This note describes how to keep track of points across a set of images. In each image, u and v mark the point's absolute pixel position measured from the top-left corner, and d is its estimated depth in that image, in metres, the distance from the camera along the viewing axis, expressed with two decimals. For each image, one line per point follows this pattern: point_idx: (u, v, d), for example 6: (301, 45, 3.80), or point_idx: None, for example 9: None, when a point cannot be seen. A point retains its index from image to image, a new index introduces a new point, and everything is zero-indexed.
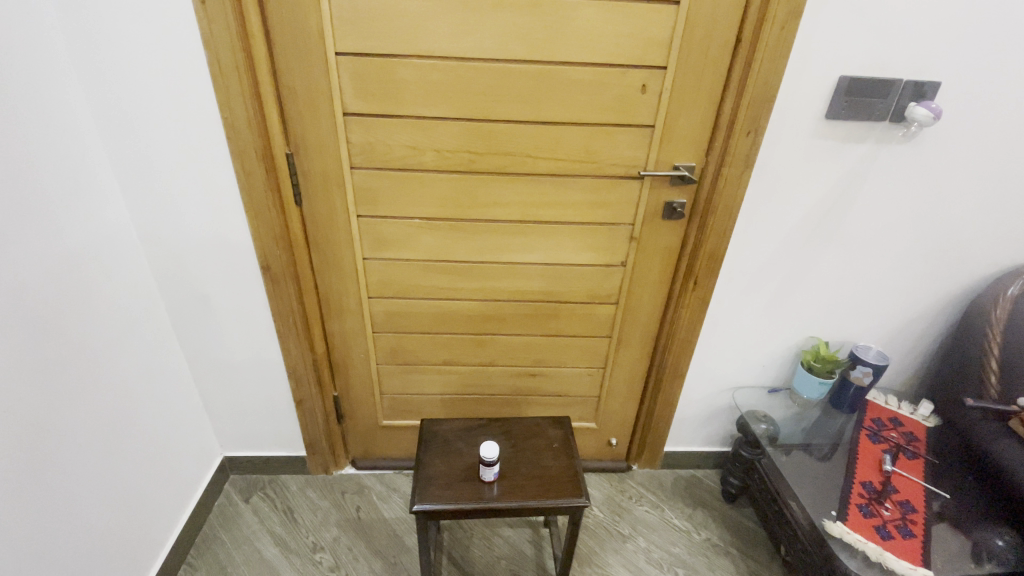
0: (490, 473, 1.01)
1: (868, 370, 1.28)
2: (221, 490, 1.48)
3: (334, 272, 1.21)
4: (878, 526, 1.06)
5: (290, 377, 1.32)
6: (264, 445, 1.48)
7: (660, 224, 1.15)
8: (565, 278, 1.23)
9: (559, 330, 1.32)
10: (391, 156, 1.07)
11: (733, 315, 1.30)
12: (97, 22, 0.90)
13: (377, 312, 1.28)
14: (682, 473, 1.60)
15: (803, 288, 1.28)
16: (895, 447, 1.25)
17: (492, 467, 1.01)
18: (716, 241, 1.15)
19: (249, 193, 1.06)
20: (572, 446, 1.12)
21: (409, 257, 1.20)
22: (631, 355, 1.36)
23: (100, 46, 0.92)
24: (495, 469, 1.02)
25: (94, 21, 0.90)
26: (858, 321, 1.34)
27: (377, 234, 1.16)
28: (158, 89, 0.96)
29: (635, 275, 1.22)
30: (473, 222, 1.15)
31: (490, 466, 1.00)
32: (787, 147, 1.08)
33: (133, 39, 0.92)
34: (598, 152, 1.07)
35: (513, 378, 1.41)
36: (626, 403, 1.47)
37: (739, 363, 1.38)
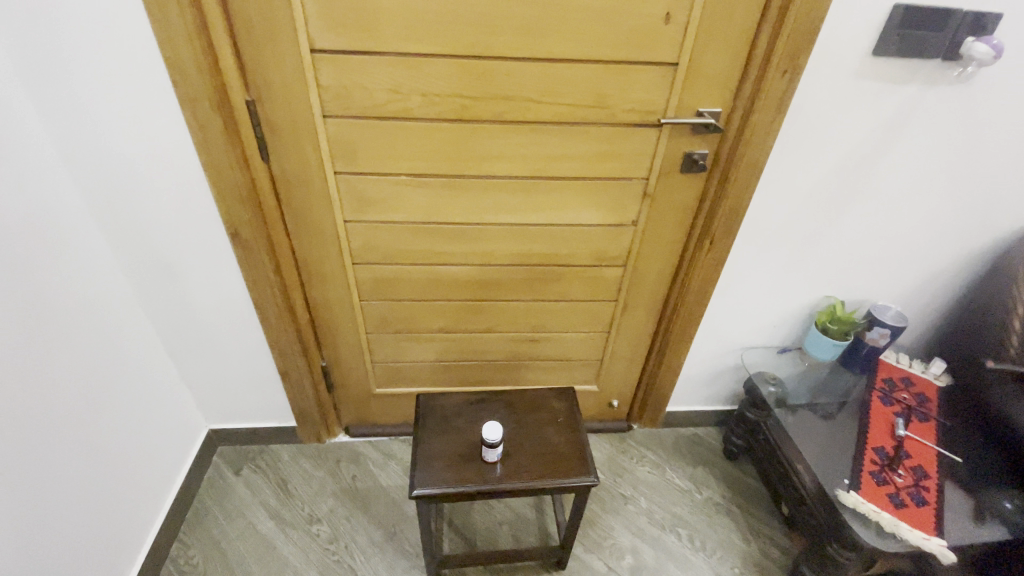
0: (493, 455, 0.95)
1: (885, 332, 1.22)
2: (210, 462, 1.43)
3: (312, 236, 1.08)
4: (891, 494, 1.03)
5: (272, 348, 1.23)
6: (252, 416, 1.42)
7: (677, 179, 1.03)
8: (569, 239, 1.12)
9: (562, 294, 1.22)
10: (369, 103, 0.92)
11: (748, 276, 1.22)
12: None
13: (363, 279, 1.17)
14: (684, 432, 1.57)
15: (824, 246, 1.19)
16: (907, 410, 1.21)
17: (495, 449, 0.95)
18: (737, 197, 1.04)
19: (206, 148, 0.91)
20: (577, 420, 1.05)
21: (397, 219, 1.07)
22: (637, 319, 1.28)
23: None
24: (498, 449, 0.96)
25: None
26: (879, 280, 1.26)
27: (359, 193, 1.03)
28: (81, 21, 0.79)
29: (647, 235, 1.11)
30: (467, 178, 1.02)
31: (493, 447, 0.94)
32: (825, 90, 0.95)
33: None
34: (611, 96, 0.93)
35: (513, 344, 1.33)
36: (630, 366, 1.41)
37: (749, 325, 1.31)
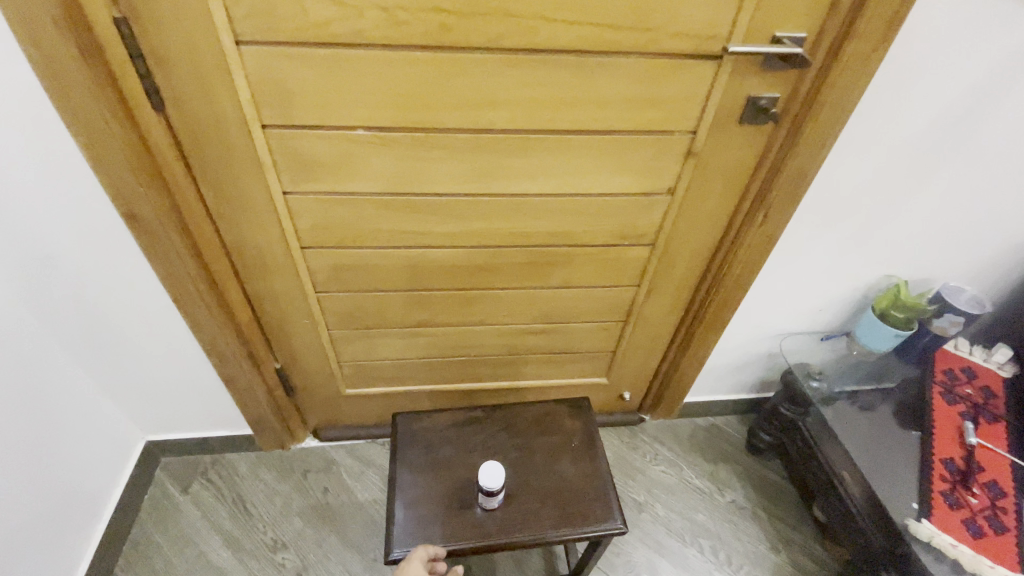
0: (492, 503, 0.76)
1: (957, 320, 1.02)
2: (152, 478, 1.20)
3: (242, 212, 0.81)
4: (967, 520, 0.87)
5: (209, 353, 0.98)
6: (198, 425, 1.18)
7: (733, 133, 0.77)
8: (584, 213, 0.86)
9: (571, 280, 0.99)
10: (302, 21, 0.62)
11: (799, 254, 0.99)
12: None
13: (318, 266, 0.90)
14: (700, 421, 1.39)
15: (896, 218, 0.96)
16: (973, 410, 1.03)
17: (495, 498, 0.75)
18: (807, 158, 0.79)
19: (62, 91, 0.62)
20: (596, 445, 0.85)
21: (356, 190, 0.80)
22: (661, 306, 1.06)
23: None
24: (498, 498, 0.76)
25: None
26: (955, 256, 1.04)
27: (301, 154, 0.75)
28: None
29: (684, 206, 0.86)
30: (449, 133, 0.74)
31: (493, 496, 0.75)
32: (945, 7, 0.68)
33: None
34: (656, 12, 0.64)
35: (510, 336, 1.10)
36: (647, 357, 1.20)
37: (790, 309, 1.10)
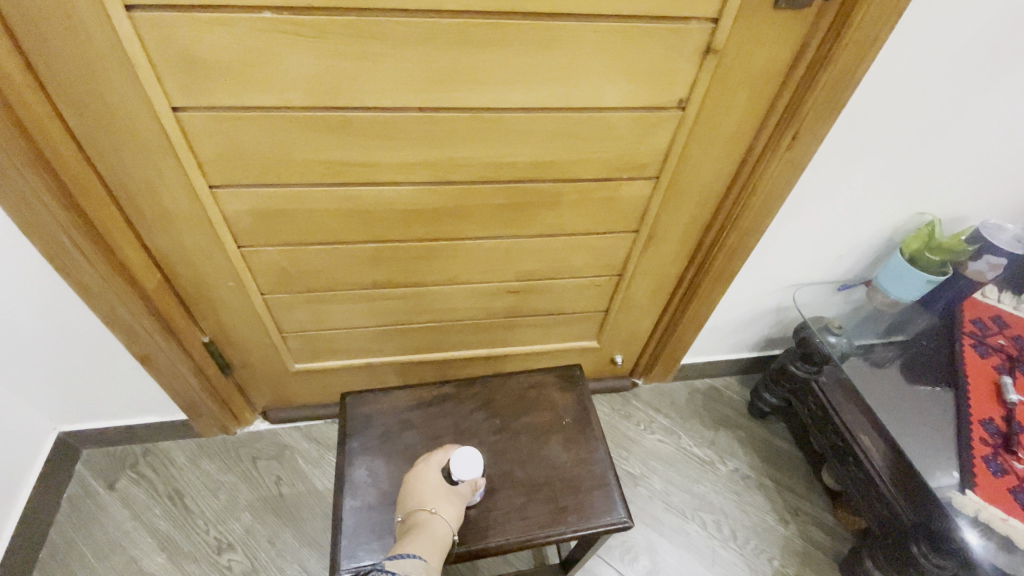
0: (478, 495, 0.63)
1: (997, 263, 0.88)
2: (70, 475, 1.02)
3: (121, 136, 0.60)
4: (1016, 489, 0.76)
5: (111, 327, 0.78)
6: (119, 413, 1.00)
7: (764, 24, 0.59)
8: (574, 137, 0.69)
9: (556, 225, 0.82)
10: None
11: (827, 186, 0.83)
12: None
13: (238, 213, 0.71)
14: (697, 385, 1.27)
15: (942, 144, 0.80)
16: (1008, 362, 0.92)
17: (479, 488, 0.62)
18: (855, 56, 0.62)
19: None
20: (591, 421, 0.72)
21: (273, 103, 0.60)
22: (663, 256, 0.90)
23: None
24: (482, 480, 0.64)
25: None
26: (998, 190, 0.90)
27: (189, 51, 0.54)
28: None
29: (696, 128, 0.69)
30: (393, 19, 0.54)
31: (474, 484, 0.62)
32: None
33: None
34: None
35: (485, 296, 0.93)
36: (642, 317, 1.05)
37: (807, 256, 0.96)
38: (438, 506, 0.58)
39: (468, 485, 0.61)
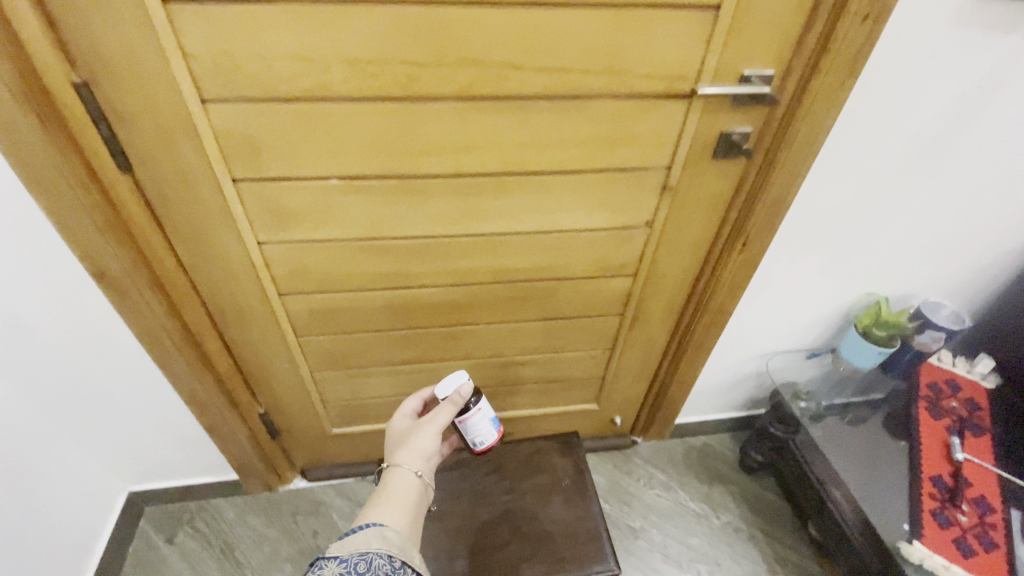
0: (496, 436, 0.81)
1: (939, 336, 1.04)
2: (135, 530, 1.16)
3: (216, 263, 0.79)
4: (958, 540, 0.87)
5: (188, 403, 0.95)
6: (181, 474, 1.15)
7: (708, 167, 0.77)
8: (565, 248, 0.86)
9: (555, 312, 0.98)
10: (268, 76, 0.61)
11: (782, 276, 0.99)
12: None
13: (297, 311, 0.89)
14: (692, 441, 1.38)
15: (875, 239, 0.96)
16: (959, 423, 1.04)
17: (487, 431, 0.79)
18: (783, 187, 0.79)
19: (23, 163, 0.61)
20: (586, 483, 0.86)
21: (335, 235, 0.79)
22: (648, 333, 1.05)
23: None
24: (485, 400, 0.78)
25: None
26: (935, 272, 1.04)
27: (274, 205, 0.74)
28: None
29: (664, 238, 0.86)
30: (424, 178, 0.73)
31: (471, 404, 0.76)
32: (908, 39, 0.70)
33: None
34: (623, 56, 0.64)
35: (496, 369, 1.09)
36: (635, 382, 1.19)
37: (776, 329, 1.11)
38: (401, 450, 0.72)
39: (432, 419, 0.74)
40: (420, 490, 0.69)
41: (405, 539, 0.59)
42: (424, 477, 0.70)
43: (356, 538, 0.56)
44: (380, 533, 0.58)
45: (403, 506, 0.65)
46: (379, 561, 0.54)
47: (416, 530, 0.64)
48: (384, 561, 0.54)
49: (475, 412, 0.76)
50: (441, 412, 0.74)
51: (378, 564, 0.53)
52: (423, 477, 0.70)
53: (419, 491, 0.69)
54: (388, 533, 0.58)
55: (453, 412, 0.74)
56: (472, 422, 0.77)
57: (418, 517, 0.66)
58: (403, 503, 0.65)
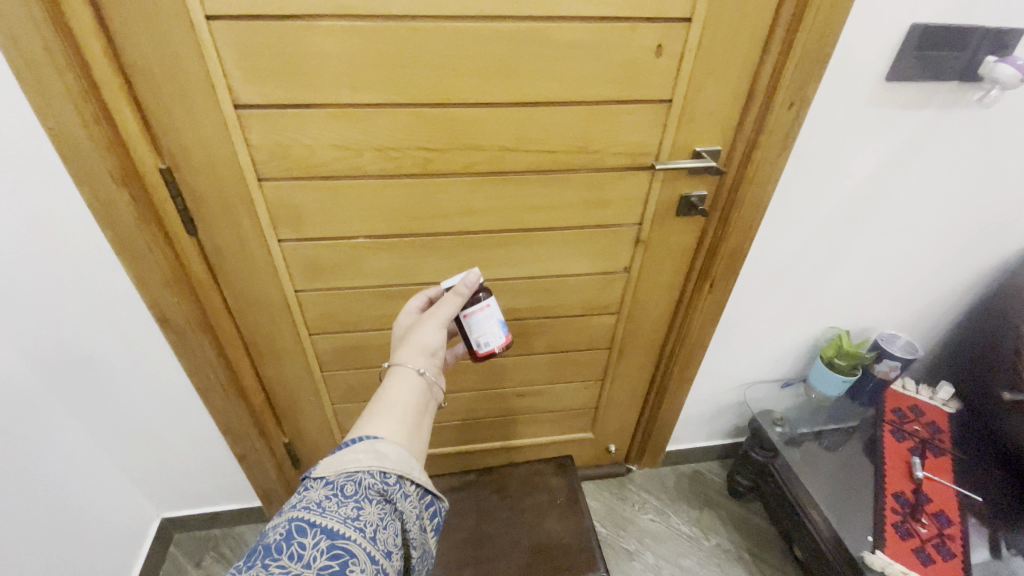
0: (502, 341, 0.77)
1: (895, 364, 1.16)
2: (165, 555, 1.26)
3: (258, 309, 0.93)
4: (918, 549, 0.98)
5: (224, 433, 1.07)
6: (210, 501, 1.25)
7: (673, 223, 0.92)
8: (556, 291, 1.00)
9: (549, 347, 1.11)
10: (312, 160, 0.77)
11: (751, 313, 1.12)
12: None
13: (324, 349, 1.02)
14: (684, 468, 1.48)
15: (831, 281, 1.09)
16: (921, 445, 1.14)
17: (493, 331, 0.76)
18: (739, 239, 0.93)
19: (116, 232, 0.76)
20: (579, 499, 0.97)
21: (360, 284, 0.93)
22: (634, 365, 1.18)
23: None
24: (493, 297, 0.76)
25: None
26: (888, 308, 1.17)
27: (311, 260, 0.88)
28: None
29: (641, 281, 1.00)
30: (436, 236, 0.88)
31: (478, 300, 0.75)
32: (834, 120, 0.83)
33: None
34: (595, 138, 0.81)
35: (498, 399, 1.21)
36: (626, 412, 1.30)
37: (750, 361, 1.23)
38: (405, 347, 0.71)
39: (436, 312, 0.73)
40: (423, 391, 0.67)
41: (402, 453, 0.57)
42: (427, 375, 0.69)
43: (348, 455, 0.54)
44: (375, 449, 0.55)
45: (403, 411, 0.63)
46: (371, 480, 0.53)
47: (416, 435, 0.62)
48: (376, 480, 0.53)
49: (482, 308, 0.75)
50: (445, 304, 0.73)
51: (370, 483, 0.52)
52: (426, 375, 0.68)
53: (421, 394, 0.67)
54: (384, 448, 0.56)
55: (459, 303, 0.73)
56: (478, 320, 0.75)
57: (420, 422, 0.64)
58: (403, 409, 0.63)
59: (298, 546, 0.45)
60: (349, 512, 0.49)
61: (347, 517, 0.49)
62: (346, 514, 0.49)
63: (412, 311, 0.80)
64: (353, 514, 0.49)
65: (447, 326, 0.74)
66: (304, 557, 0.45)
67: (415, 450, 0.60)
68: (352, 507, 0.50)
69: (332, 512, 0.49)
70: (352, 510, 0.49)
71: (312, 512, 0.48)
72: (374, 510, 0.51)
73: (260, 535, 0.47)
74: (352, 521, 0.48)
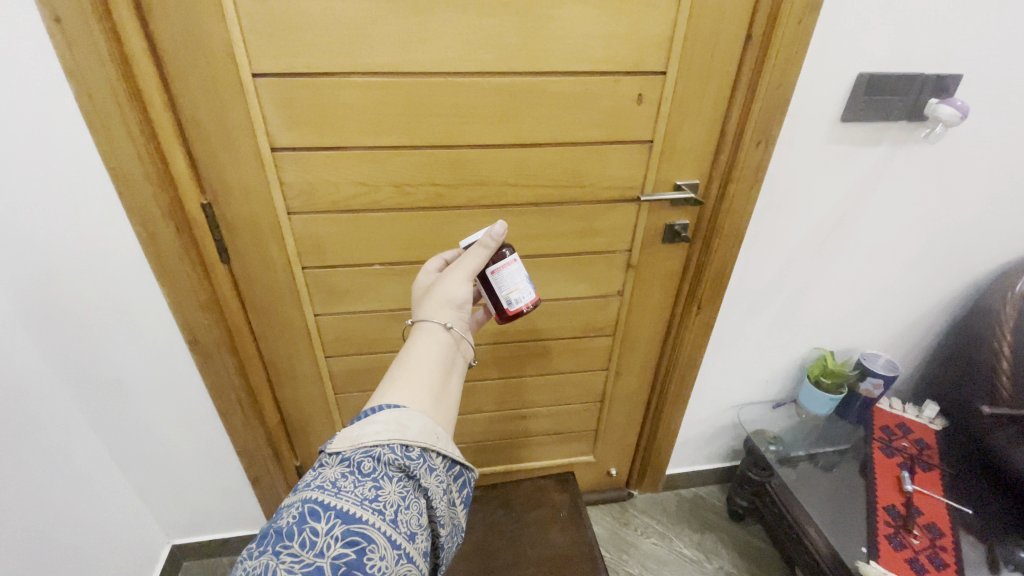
0: (531, 297, 0.77)
1: (878, 382, 1.22)
2: None
3: (280, 332, 1.00)
4: (911, 558, 1.01)
5: (240, 454, 1.12)
6: (220, 527, 1.28)
7: (660, 249, 1.01)
8: (555, 314, 1.08)
9: (550, 368, 1.18)
10: (337, 196, 0.87)
11: (737, 335, 1.19)
12: None
13: (338, 371, 1.09)
14: (684, 493, 1.50)
15: (811, 303, 1.17)
16: (909, 460, 1.20)
17: (522, 286, 0.75)
18: (722, 263, 1.01)
19: (160, 260, 0.84)
20: (580, 511, 1.03)
21: (375, 308, 1.01)
22: (631, 386, 1.24)
23: None
24: (516, 255, 0.75)
25: None
26: (867, 329, 1.24)
27: (330, 286, 0.96)
28: (25, 147, 0.72)
29: (634, 304, 1.09)
30: None
31: (502, 256, 0.74)
32: (799, 156, 0.93)
33: None
34: (587, 175, 0.91)
35: (502, 421, 1.26)
36: (625, 434, 1.35)
37: (741, 382, 1.29)
38: (431, 300, 0.70)
39: (463, 265, 0.72)
40: (450, 348, 0.67)
41: (425, 425, 0.57)
42: (454, 330, 0.68)
43: (369, 426, 0.56)
44: (397, 420, 0.56)
45: (429, 374, 0.63)
46: (389, 457, 0.54)
47: (444, 397, 0.62)
48: (395, 456, 0.54)
49: (509, 263, 0.74)
50: (472, 257, 0.72)
51: (388, 460, 0.54)
52: (454, 331, 0.68)
53: (448, 350, 0.67)
54: (406, 420, 0.56)
55: (486, 257, 0.72)
56: (507, 276, 0.74)
57: (447, 381, 0.65)
58: (429, 370, 0.63)
59: (313, 531, 0.47)
60: (366, 493, 0.50)
61: (363, 499, 0.50)
62: (362, 496, 0.50)
63: (434, 265, 0.79)
64: (370, 496, 0.50)
65: (473, 279, 0.73)
66: (319, 544, 0.46)
67: (441, 416, 0.60)
68: (369, 488, 0.51)
69: (349, 492, 0.50)
70: (369, 491, 0.51)
71: (328, 493, 0.50)
72: (392, 490, 0.52)
73: (277, 516, 0.49)
74: (369, 503, 0.50)
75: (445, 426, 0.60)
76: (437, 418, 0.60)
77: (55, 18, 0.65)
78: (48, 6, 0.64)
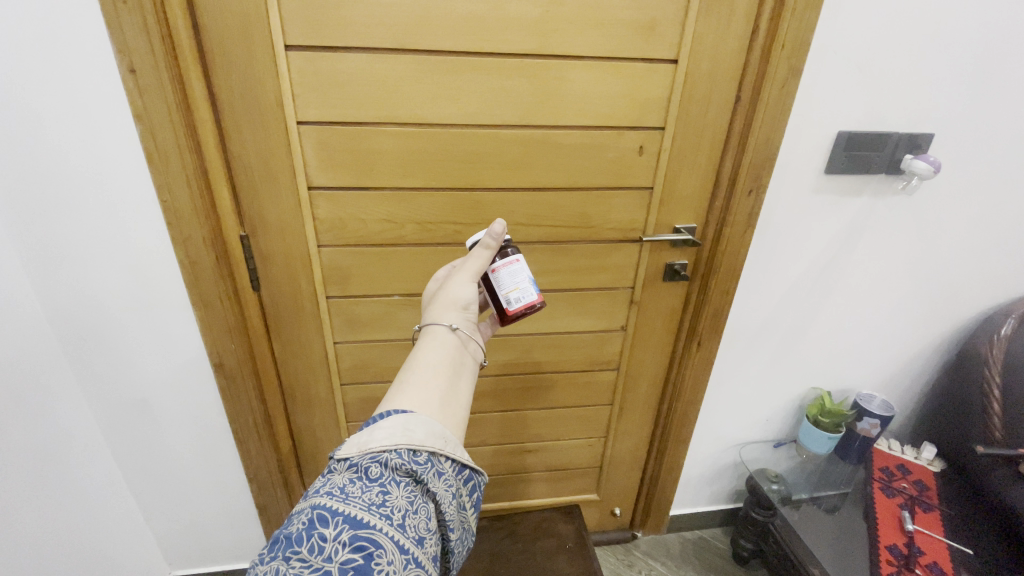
0: (531, 300, 0.78)
1: (875, 423, 1.23)
2: None
3: (302, 358, 1.05)
4: None
5: (251, 480, 1.15)
6: (222, 557, 1.28)
7: (661, 287, 1.08)
8: (561, 347, 1.13)
9: (556, 401, 1.22)
10: (364, 231, 0.94)
11: (737, 372, 1.23)
12: (15, 106, 0.74)
13: (351, 399, 1.13)
14: (689, 535, 1.50)
15: (806, 343, 1.22)
16: (909, 500, 1.23)
17: (522, 286, 0.77)
18: (720, 301, 1.07)
19: (197, 284, 0.91)
20: (580, 531, 1.27)
21: (392, 337, 1.07)
22: (635, 421, 1.27)
23: (14, 129, 0.75)
24: (519, 254, 0.79)
25: (14, 107, 0.74)
26: (862, 369, 1.29)
27: (351, 316, 1.03)
28: (88, 181, 0.81)
29: (636, 339, 1.14)
30: None
31: (507, 255, 0.77)
32: (788, 204, 1.02)
33: (57, 123, 0.76)
34: (595, 217, 0.99)
35: (509, 455, 1.29)
36: (629, 471, 1.36)
37: (742, 420, 1.32)
38: (438, 303, 0.75)
39: (467, 267, 0.77)
40: (457, 348, 0.72)
41: (431, 429, 0.60)
42: (461, 331, 0.73)
43: (377, 432, 0.59)
44: (403, 426, 0.59)
45: (435, 378, 0.67)
46: (396, 461, 0.57)
47: (450, 401, 0.66)
48: (402, 460, 0.57)
49: (511, 263, 0.77)
50: (475, 259, 0.76)
51: (395, 465, 0.56)
52: (459, 331, 0.73)
53: (456, 351, 0.71)
54: (412, 425, 0.60)
55: (489, 256, 0.76)
56: (505, 276, 0.77)
57: (454, 384, 0.69)
58: (436, 374, 0.68)
59: (322, 537, 0.49)
60: (373, 499, 0.53)
61: (371, 504, 0.52)
62: (369, 501, 0.52)
63: (445, 272, 0.85)
64: (377, 501, 0.53)
65: (476, 280, 0.77)
66: (327, 549, 0.48)
67: (448, 419, 0.64)
68: (376, 493, 0.53)
69: (357, 498, 0.52)
70: (376, 496, 0.53)
71: (336, 499, 0.52)
72: (398, 495, 0.54)
73: (287, 523, 0.51)
74: (375, 508, 0.52)
75: (453, 430, 0.64)
76: (444, 423, 0.63)
77: (131, 68, 0.74)
78: (126, 59, 0.74)
